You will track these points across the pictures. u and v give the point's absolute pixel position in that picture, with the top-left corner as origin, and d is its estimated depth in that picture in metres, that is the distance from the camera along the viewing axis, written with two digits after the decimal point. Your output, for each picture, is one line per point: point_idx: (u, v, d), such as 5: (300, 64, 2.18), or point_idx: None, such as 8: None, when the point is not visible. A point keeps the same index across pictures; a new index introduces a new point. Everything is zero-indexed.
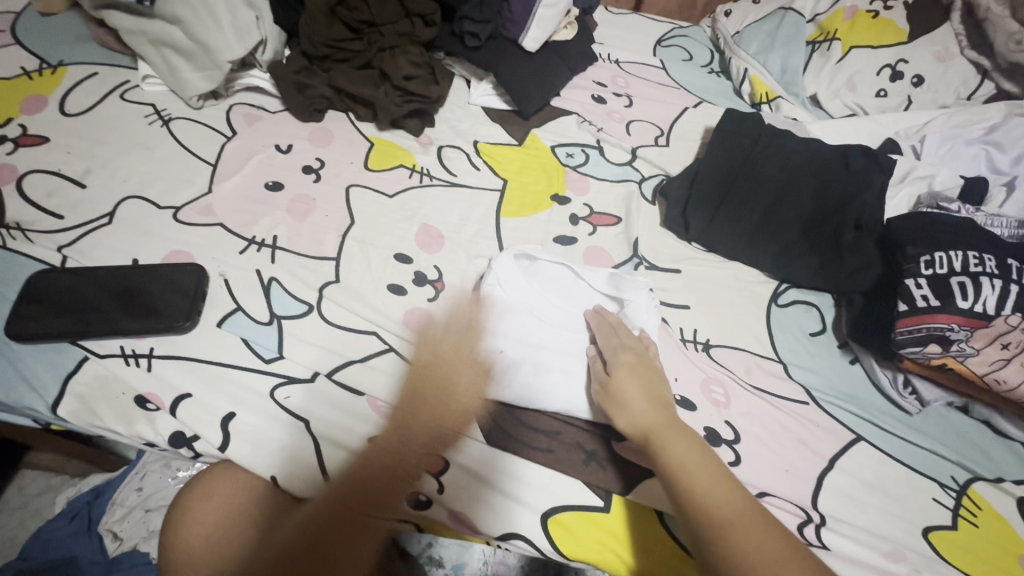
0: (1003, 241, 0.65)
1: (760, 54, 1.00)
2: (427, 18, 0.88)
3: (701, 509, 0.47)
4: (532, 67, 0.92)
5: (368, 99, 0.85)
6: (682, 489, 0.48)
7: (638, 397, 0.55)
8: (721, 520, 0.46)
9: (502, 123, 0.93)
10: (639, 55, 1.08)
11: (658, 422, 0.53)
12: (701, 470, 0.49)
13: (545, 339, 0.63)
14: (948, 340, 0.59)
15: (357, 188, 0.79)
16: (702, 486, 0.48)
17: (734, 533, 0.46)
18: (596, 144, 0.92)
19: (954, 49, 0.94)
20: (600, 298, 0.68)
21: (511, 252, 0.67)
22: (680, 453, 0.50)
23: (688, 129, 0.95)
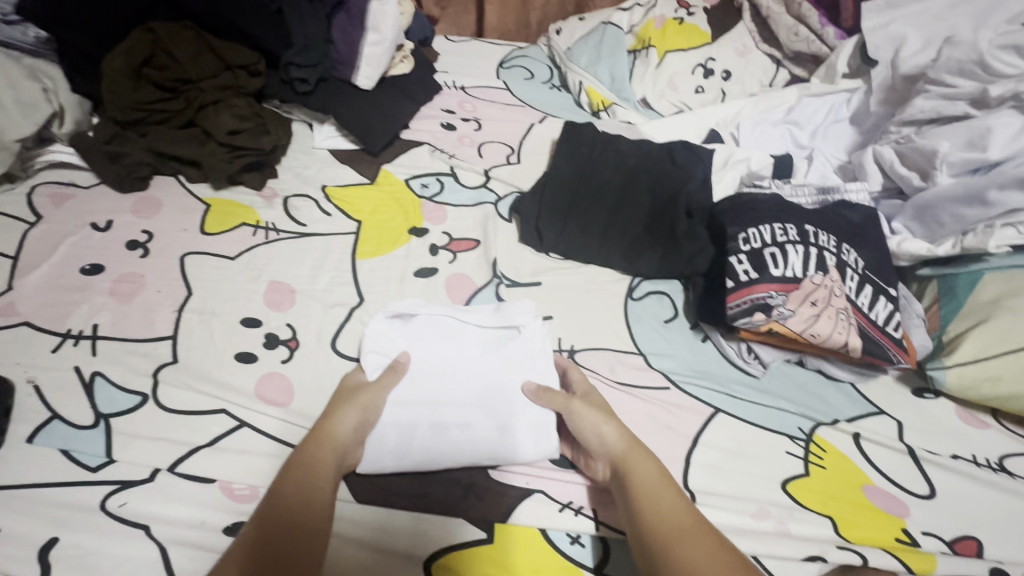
0: (803, 209, 0.73)
1: (590, 66, 1.06)
2: (250, 68, 0.85)
3: (657, 527, 0.48)
4: (373, 104, 0.92)
5: (197, 159, 0.80)
6: (640, 510, 0.50)
7: (603, 420, 0.57)
8: (670, 541, 0.47)
9: (351, 163, 0.91)
10: (483, 79, 1.11)
11: (630, 453, 0.54)
12: (667, 501, 0.50)
13: (442, 393, 0.61)
14: (769, 307, 0.65)
15: (194, 255, 0.73)
16: (659, 507, 0.50)
17: (682, 552, 0.46)
18: (450, 171, 0.93)
19: (751, 44, 1.06)
20: (491, 334, 0.67)
21: (382, 315, 0.67)
22: (649, 477, 0.52)
23: (537, 143, 0.98)
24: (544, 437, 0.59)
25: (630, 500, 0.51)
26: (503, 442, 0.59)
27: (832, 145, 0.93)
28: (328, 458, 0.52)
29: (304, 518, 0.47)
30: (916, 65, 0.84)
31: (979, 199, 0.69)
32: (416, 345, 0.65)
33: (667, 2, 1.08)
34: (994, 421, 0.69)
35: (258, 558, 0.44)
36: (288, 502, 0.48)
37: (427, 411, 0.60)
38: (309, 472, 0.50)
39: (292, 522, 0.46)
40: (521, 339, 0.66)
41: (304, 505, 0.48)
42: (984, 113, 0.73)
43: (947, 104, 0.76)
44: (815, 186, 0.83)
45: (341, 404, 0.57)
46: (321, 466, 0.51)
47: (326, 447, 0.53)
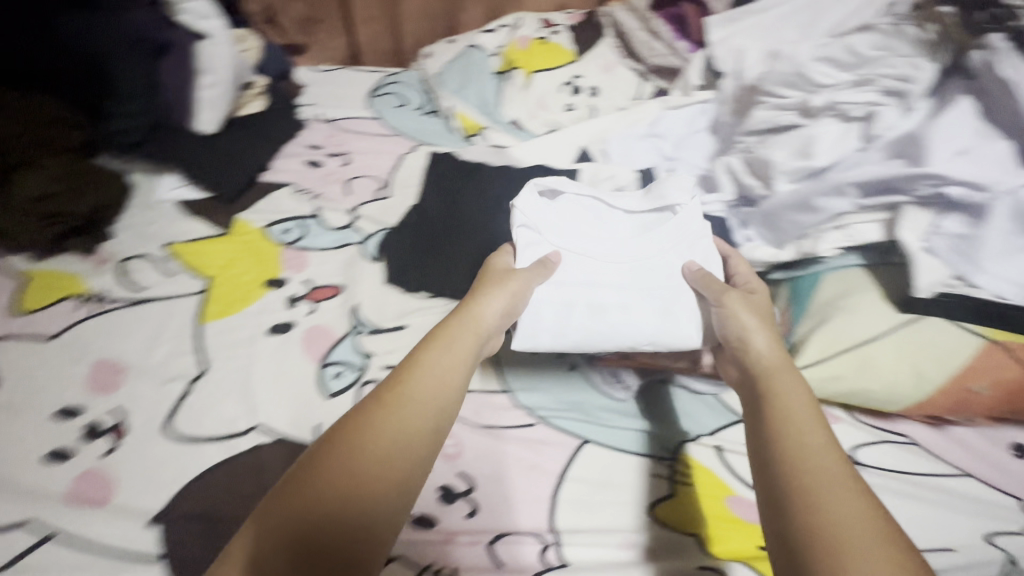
0: None
1: (461, 90, 1.04)
2: (66, 122, 0.79)
3: (791, 456, 0.46)
4: (219, 151, 0.86)
5: (9, 229, 0.73)
6: (780, 442, 0.47)
7: (757, 325, 0.57)
8: (812, 471, 0.44)
9: (203, 213, 0.84)
10: (352, 110, 1.07)
11: (777, 361, 0.55)
12: (808, 413, 0.49)
13: (597, 276, 0.63)
14: None
15: (5, 341, 0.67)
16: (802, 439, 0.47)
17: (820, 487, 0.43)
18: (314, 214, 0.88)
19: (615, 59, 1.07)
20: (645, 217, 0.69)
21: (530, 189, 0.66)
22: (790, 394, 0.51)
23: (408, 174, 0.95)
24: (676, 316, 0.61)
25: (767, 420, 0.50)
26: (660, 326, 0.61)
27: (694, 155, 0.95)
28: (451, 380, 0.51)
29: (396, 459, 0.44)
30: (755, 75, 0.88)
31: (808, 206, 0.72)
32: (560, 228, 0.66)
33: (531, 23, 1.09)
34: (847, 415, 0.72)
35: (351, 490, 0.41)
36: (386, 437, 0.45)
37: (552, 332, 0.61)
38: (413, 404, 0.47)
39: (377, 471, 0.43)
40: (676, 220, 0.66)
41: (411, 440, 0.45)
42: (810, 122, 0.76)
43: (780, 114, 0.80)
44: None
45: (475, 318, 0.56)
46: (455, 386, 0.50)
47: (448, 371, 0.51)
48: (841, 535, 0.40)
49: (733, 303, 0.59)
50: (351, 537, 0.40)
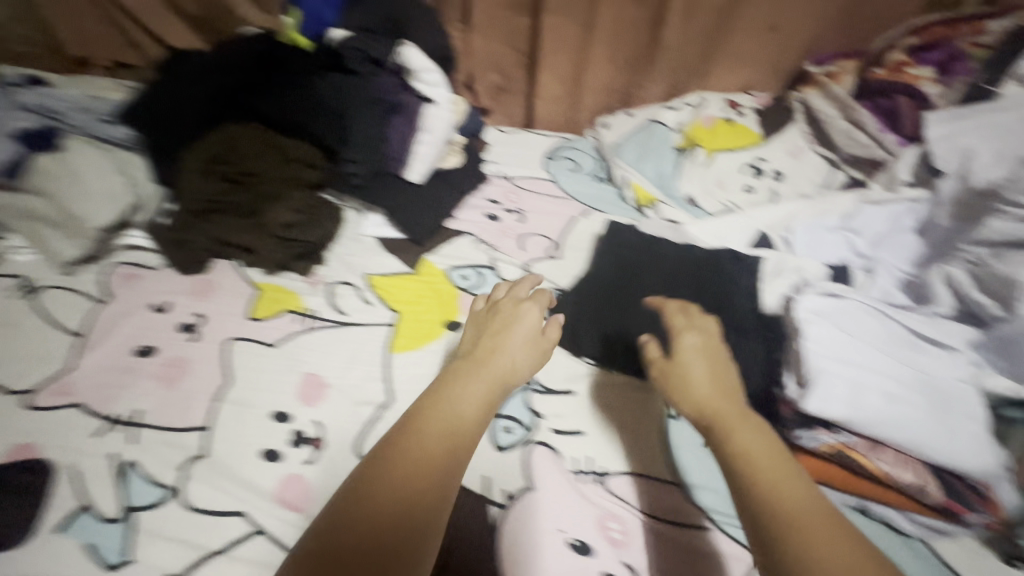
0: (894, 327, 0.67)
1: (636, 162, 1.07)
2: (309, 160, 0.89)
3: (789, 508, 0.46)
4: (422, 198, 0.95)
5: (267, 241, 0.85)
6: (748, 480, 0.49)
7: (702, 372, 0.59)
8: (794, 514, 0.45)
9: (397, 252, 0.94)
10: (528, 169, 1.14)
11: (726, 407, 0.55)
12: (766, 453, 0.50)
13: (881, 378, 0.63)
14: (829, 425, 0.62)
15: (239, 341, 0.76)
16: (789, 492, 0.47)
17: (803, 520, 0.45)
18: (490, 264, 0.94)
19: (804, 145, 1.03)
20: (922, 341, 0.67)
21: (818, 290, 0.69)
22: (749, 442, 0.51)
23: (579, 237, 0.99)
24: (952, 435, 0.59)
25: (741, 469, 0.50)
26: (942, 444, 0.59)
27: (895, 256, 0.87)
28: (482, 384, 0.58)
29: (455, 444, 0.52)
30: (989, 179, 0.81)
31: None
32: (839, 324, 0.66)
33: (716, 103, 1.10)
34: None
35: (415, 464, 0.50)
36: (432, 436, 0.52)
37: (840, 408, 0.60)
38: (461, 402, 0.56)
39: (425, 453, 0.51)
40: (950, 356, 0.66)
41: (442, 445, 0.52)
42: None
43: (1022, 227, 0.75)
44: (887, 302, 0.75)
45: (512, 318, 0.66)
46: (493, 374, 0.59)
47: (483, 397, 0.57)
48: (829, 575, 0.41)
49: (680, 356, 0.61)
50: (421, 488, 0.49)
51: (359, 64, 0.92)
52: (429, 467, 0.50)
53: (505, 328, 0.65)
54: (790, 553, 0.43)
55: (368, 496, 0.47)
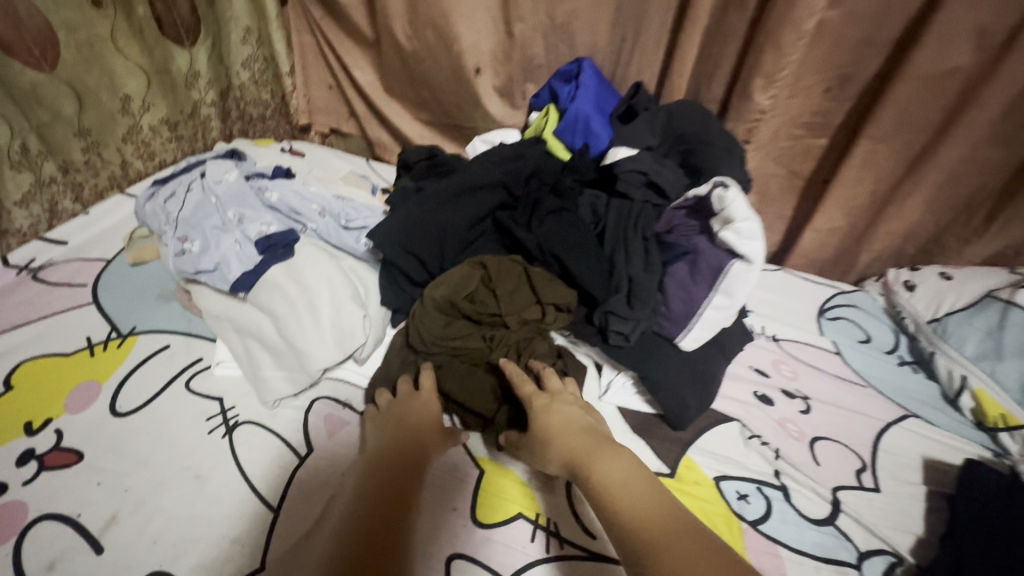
0: None
1: (983, 360, 0.76)
2: (562, 306, 0.69)
3: (637, 529, 0.42)
4: (687, 368, 0.72)
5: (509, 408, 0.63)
6: (607, 506, 0.45)
7: (568, 422, 0.55)
8: (652, 532, 0.41)
9: (643, 435, 0.71)
10: (800, 329, 0.87)
11: (587, 446, 0.51)
12: (624, 475, 0.47)
13: None
14: None
15: (464, 560, 0.54)
16: (639, 510, 0.43)
17: (665, 543, 0.40)
18: (777, 480, 0.67)
19: None
20: None
21: None
22: (610, 473, 0.47)
23: (899, 462, 0.70)
24: None
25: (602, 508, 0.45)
26: None
27: None
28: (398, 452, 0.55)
29: (370, 491, 0.48)
30: None
31: None
32: None
33: None
34: None
35: (384, 501, 0.47)
36: (373, 486, 0.49)
37: None
38: (394, 469, 0.52)
39: (358, 498, 0.47)
40: None
41: (396, 490, 0.49)
42: None
43: None
44: None
45: (407, 408, 0.61)
46: (406, 452, 0.55)
47: (394, 452, 0.54)
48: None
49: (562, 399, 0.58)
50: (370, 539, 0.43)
51: (637, 189, 0.75)
52: (374, 512, 0.46)
53: (403, 419, 0.59)
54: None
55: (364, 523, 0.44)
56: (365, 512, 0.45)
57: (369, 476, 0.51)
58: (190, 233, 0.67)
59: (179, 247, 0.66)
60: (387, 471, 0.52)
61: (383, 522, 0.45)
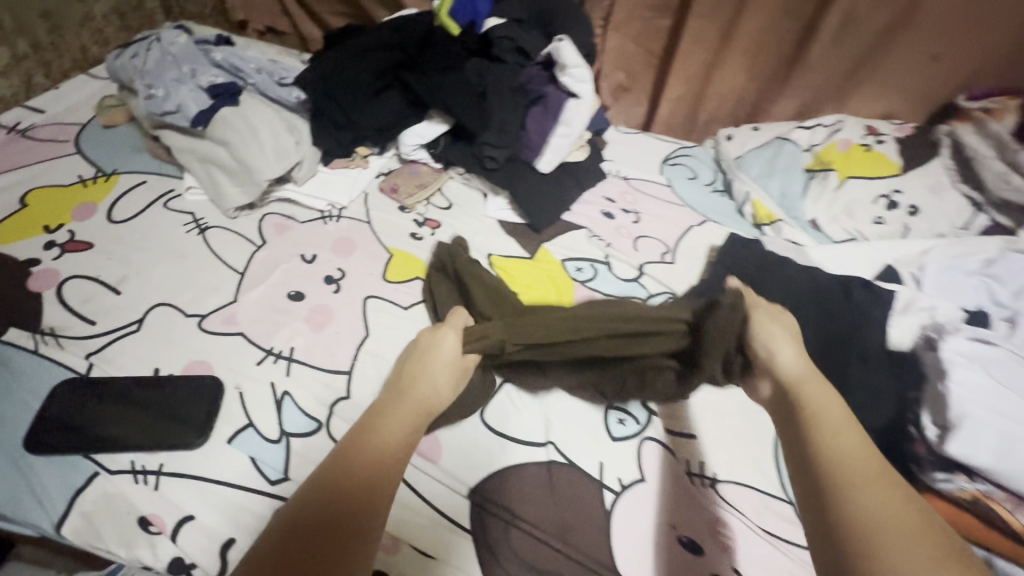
0: None
1: (761, 178, 1.05)
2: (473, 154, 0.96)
3: (825, 458, 0.48)
4: (546, 187, 0.98)
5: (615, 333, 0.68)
6: (806, 423, 0.52)
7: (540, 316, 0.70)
8: (845, 463, 0.47)
9: (516, 237, 0.96)
10: (646, 173, 1.14)
11: (809, 376, 0.57)
12: (837, 410, 0.53)
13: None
14: (974, 472, 0.59)
15: (375, 300, 0.81)
16: (835, 440, 0.49)
17: (856, 477, 0.46)
18: (605, 259, 0.96)
19: (947, 181, 0.98)
20: None
21: (963, 335, 0.67)
22: (816, 399, 0.54)
23: (693, 246, 0.98)
24: None
25: (797, 418, 0.53)
26: None
27: None
28: (414, 412, 0.59)
29: (362, 458, 0.52)
30: None
31: None
32: (989, 374, 0.62)
33: (854, 128, 1.06)
34: None
35: (373, 464, 0.52)
36: (367, 450, 0.53)
37: (991, 451, 0.57)
38: (387, 425, 0.56)
39: (354, 462, 0.52)
40: None
41: (388, 457, 0.54)
42: None
43: None
44: (970, 334, 0.68)
45: (429, 349, 0.65)
46: (415, 400, 0.60)
47: (409, 412, 0.58)
48: (888, 527, 0.42)
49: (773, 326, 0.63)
50: (346, 510, 0.49)
51: (508, 53, 0.97)
52: (351, 486, 0.50)
53: (421, 367, 0.63)
54: (856, 507, 0.44)
55: (338, 488, 0.50)
56: (341, 484, 0.50)
57: (383, 441, 0.55)
58: (153, 83, 0.87)
59: (147, 93, 0.86)
60: (390, 439, 0.55)
61: (370, 493, 0.50)
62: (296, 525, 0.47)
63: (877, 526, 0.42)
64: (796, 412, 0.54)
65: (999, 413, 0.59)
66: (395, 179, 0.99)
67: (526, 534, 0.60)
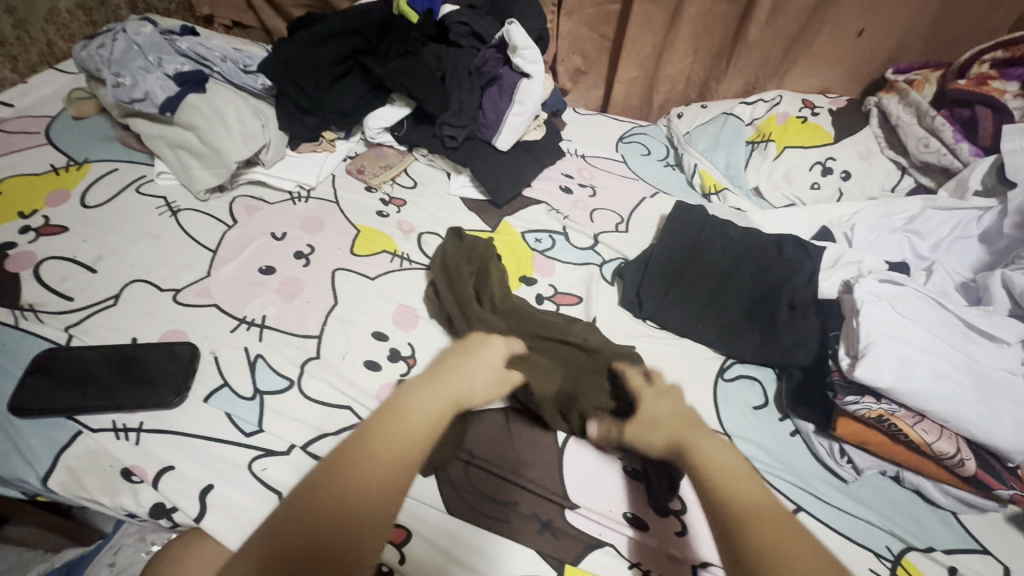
0: (946, 315, 0.72)
1: (707, 152, 1.13)
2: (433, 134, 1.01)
3: (730, 508, 0.43)
4: (505, 163, 1.02)
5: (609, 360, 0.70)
6: (716, 490, 0.44)
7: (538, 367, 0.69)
8: (746, 515, 0.42)
9: (478, 212, 1.00)
10: (603, 150, 1.20)
11: (690, 429, 0.51)
12: (734, 463, 0.46)
13: (921, 344, 0.67)
14: (880, 395, 0.67)
15: (343, 271, 0.85)
16: (737, 493, 0.43)
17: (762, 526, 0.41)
18: (562, 231, 0.99)
19: (875, 149, 1.07)
20: (971, 331, 0.71)
21: (875, 277, 0.75)
22: (711, 453, 0.47)
23: (646, 216, 1.04)
24: None
25: (702, 485, 0.46)
26: (986, 427, 0.63)
27: (956, 261, 0.90)
28: (444, 399, 0.50)
29: (386, 453, 0.44)
30: None
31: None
32: (895, 308, 0.70)
33: (791, 102, 1.14)
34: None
35: (392, 466, 0.43)
36: (392, 444, 0.44)
37: (895, 374, 0.65)
38: (412, 411, 0.47)
39: (369, 458, 0.43)
40: (1000, 351, 0.69)
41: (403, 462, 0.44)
42: None
43: None
44: (882, 276, 0.76)
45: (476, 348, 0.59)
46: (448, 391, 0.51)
47: (426, 418, 0.47)
48: (793, 574, 0.38)
49: (663, 399, 0.57)
50: (351, 511, 0.40)
51: (465, 38, 1.03)
52: (356, 491, 0.41)
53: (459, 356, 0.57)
54: (744, 551, 0.40)
55: (353, 486, 0.41)
56: (351, 481, 0.41)
57: (390, 440, 0.44)
58: (121, 73, 0.91)
59: (114, 82, 0.90)
60: (401, 441, 0.45)
61: (363, 508, 0.41)
62: (295, 520, 0.39)
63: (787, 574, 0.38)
64: (702, 480, 0.46)
65: (903, 341, 0.67)
66: (361, 161, 1.04)
67: (484, 471, 0.66)
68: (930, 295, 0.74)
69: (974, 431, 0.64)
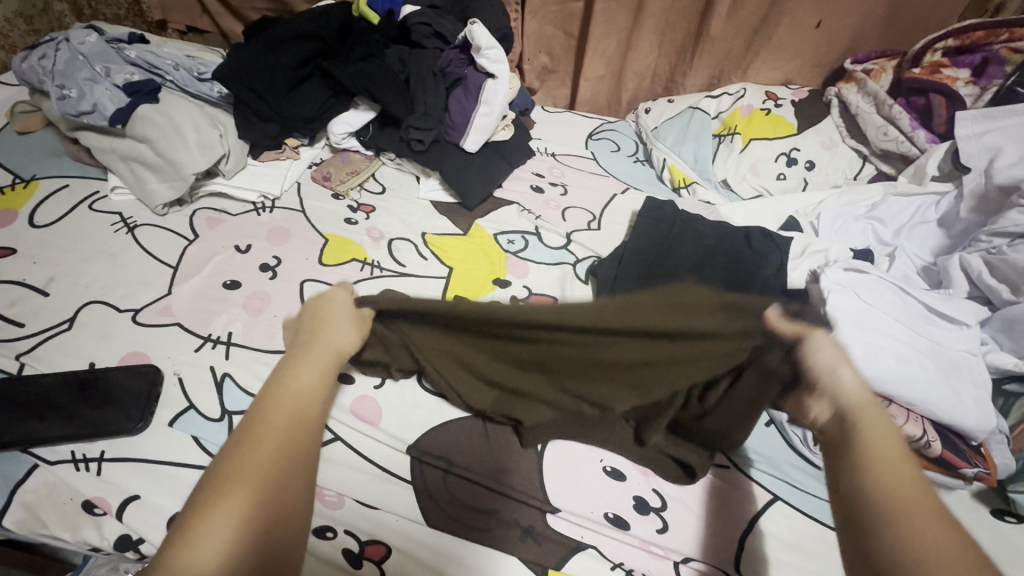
0: (909, 301, 0.74)
1: (675, 146, 1.13)
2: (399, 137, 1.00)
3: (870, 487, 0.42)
4: (474, 165, 1.01)
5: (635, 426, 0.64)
6: (855, 469, 0.44)
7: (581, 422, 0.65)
8: (882, 491, 0.42)
9: (449, 215, 0.99)
10: (573, 148, 1.20)
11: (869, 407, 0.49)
12: (886, 443, 0.45)
13: (886, 329, 0.69)
14: None
15: (312, 282, 0.83)
16: (878, 473, 0.43)
17: (901, 509, 0.40)
18: (535, 231, 0.98)
19: (837, 138, 1.09)
20: (932, 315, 0.73)
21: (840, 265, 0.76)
22: (876, 439, 0.46)
23: (618, 212, 1.04)
24: (987, 410, 0.66)
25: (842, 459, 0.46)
26: (950, 409, 0.65)
27: (917, 246, 0.92)
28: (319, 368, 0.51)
29: (288, 414, 0.45)
30: (983, 163, 0.87)
31: None
32: (859, 295, 0.72)
33: (755, 94, 1.15)
34: None
35: (296, 422, 0.44)
36: (292, 403, 0.46)
37: (862, 359, 0.66)
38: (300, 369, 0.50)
39: (270, 422, 0.44)
40: (962, 333, 0.71)
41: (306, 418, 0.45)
42: None
43: None
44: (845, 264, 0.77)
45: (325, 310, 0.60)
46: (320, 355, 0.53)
47: (318, 375, 0.50)
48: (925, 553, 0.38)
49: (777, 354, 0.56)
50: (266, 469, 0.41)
51: (427, 39, 1.02)
52: (270, 449, 0.42)
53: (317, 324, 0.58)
54: (873, 532, 0.40)
55: (256, 447, 0.42)
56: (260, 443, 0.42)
57: (289, 407, 0.45)
58: (67, 84, 0.87)
59: (59, 94, 0.86)
60: (294, 404, 0.46)
61: (287, 466, 0.42)
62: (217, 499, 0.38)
63: (919, 558, 0.37)
64: (848, 451, 0.46)
65: (868, 328, 0.69)
66: (327, 167, 1.01)
67: (463, 480, 0.65)
68: (892, 281, 0.76)
69: (940, 414, 0.66)
